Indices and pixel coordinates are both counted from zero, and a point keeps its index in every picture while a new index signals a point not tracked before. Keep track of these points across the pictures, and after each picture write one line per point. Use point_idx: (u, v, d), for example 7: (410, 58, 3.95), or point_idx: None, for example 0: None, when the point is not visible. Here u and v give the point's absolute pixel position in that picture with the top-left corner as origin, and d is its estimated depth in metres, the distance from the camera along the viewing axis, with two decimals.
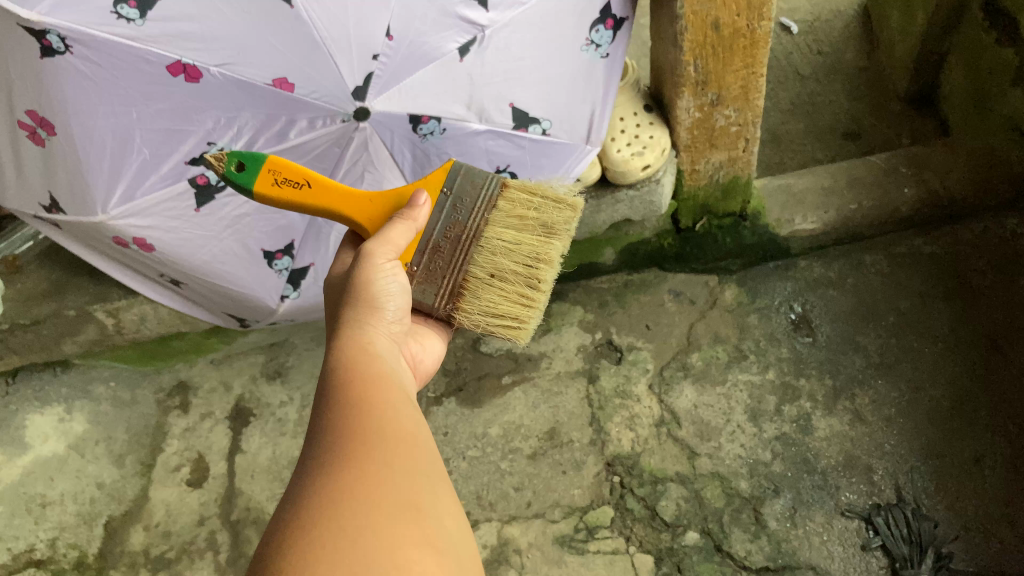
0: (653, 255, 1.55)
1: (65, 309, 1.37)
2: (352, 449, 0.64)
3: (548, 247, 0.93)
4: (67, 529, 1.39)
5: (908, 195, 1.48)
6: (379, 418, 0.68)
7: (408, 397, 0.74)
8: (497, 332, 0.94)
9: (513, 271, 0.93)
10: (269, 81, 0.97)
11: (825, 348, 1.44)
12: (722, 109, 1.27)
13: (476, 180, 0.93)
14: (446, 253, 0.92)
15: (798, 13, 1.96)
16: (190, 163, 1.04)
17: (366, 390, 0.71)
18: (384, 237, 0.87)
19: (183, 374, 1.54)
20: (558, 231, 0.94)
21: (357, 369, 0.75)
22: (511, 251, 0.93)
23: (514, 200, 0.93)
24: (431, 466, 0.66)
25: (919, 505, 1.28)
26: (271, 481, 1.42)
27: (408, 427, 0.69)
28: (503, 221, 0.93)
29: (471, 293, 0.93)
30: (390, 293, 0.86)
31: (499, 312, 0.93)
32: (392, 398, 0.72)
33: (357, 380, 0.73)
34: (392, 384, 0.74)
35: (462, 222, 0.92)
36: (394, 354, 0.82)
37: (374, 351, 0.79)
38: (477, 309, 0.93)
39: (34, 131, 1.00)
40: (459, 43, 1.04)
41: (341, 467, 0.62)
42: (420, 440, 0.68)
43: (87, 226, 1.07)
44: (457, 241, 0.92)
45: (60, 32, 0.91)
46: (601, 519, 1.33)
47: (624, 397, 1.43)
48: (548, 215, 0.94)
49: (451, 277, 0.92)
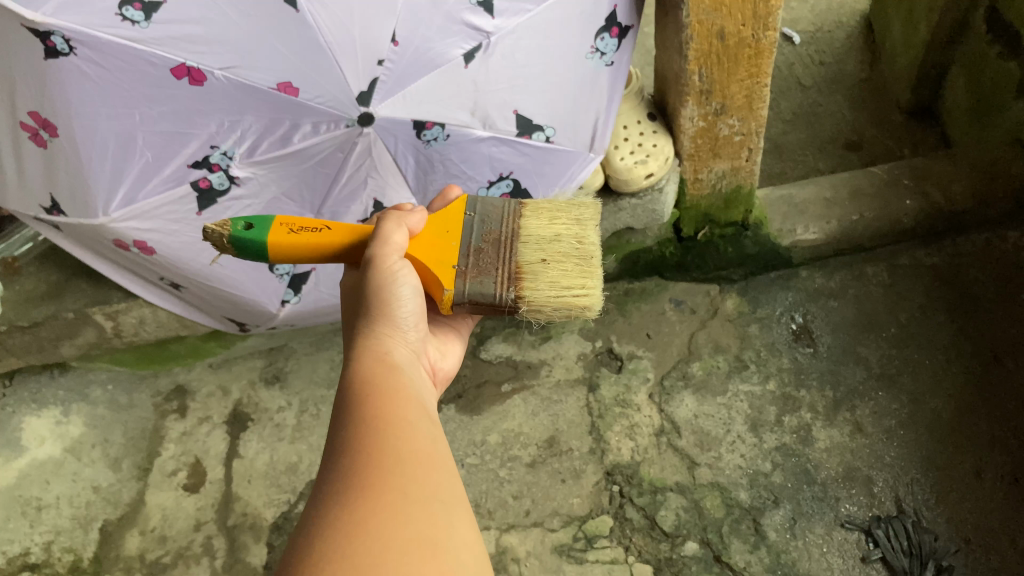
0: (654, 263, 1.54)
1: (63, 312, 1.36)
2: (368, 477, 0.63)
3: (587, 234, 0.94)
4: (63, 533, 1.38)
5: (908, 206, 1.48)
6: (396, 440, 0.67)
7: (426, 413, 0.73)
8: (570, 307, 0.90)
9: (564, 255, 0.92)
10: (273, 85, 0.97)
11: (826, 359, 1.43)
12: (725, 118, 1.27)
13: (495, 202, 0.94)
14: (490, 252, 0.90)
15: (800, 24, 1.97)
16: (192, 167, 1.03)
17: (382, 410, 0.70)
18: (384, 239, 0.84)
19: (181, 378, 1.54)
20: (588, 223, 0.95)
21: (373, 387, 0.74)
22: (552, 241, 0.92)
23: (537, 207, 0.95)
24: (448, 492, 0.65)
25: (919, 517, 1.27)
26: (268, 486, 1.41)
27: (425, 448, 0.68)
28: (535, 223, 0.93)
29: (530, 277, 0.89)
30: (403, 298, 0.83)
31: (564, 287, 0.90)
32: (409, 417, 0.71)
33: (372, 399, 0.72)
34: (408, 400, 0.73)
35: (497, 228, 0.92)
36: (412, 364, 0.80)
37: (391, 364, 0.78)
38: (543, 285, 0.89)
39: (36, 133, 0.99)
40: (464, 50, 1.03)
41: (357, 498, 0.61)
42: (437, 463, 0.67)
43: (88, 229, 1.06)
44: (497, 242, 0.91)
45: (64, 34, 0.91)
46: (600, 528, 1.32)
47: (624, 406, 1.43)
48: (575, 211, 0.95)
49: (504, 266, 0.89)
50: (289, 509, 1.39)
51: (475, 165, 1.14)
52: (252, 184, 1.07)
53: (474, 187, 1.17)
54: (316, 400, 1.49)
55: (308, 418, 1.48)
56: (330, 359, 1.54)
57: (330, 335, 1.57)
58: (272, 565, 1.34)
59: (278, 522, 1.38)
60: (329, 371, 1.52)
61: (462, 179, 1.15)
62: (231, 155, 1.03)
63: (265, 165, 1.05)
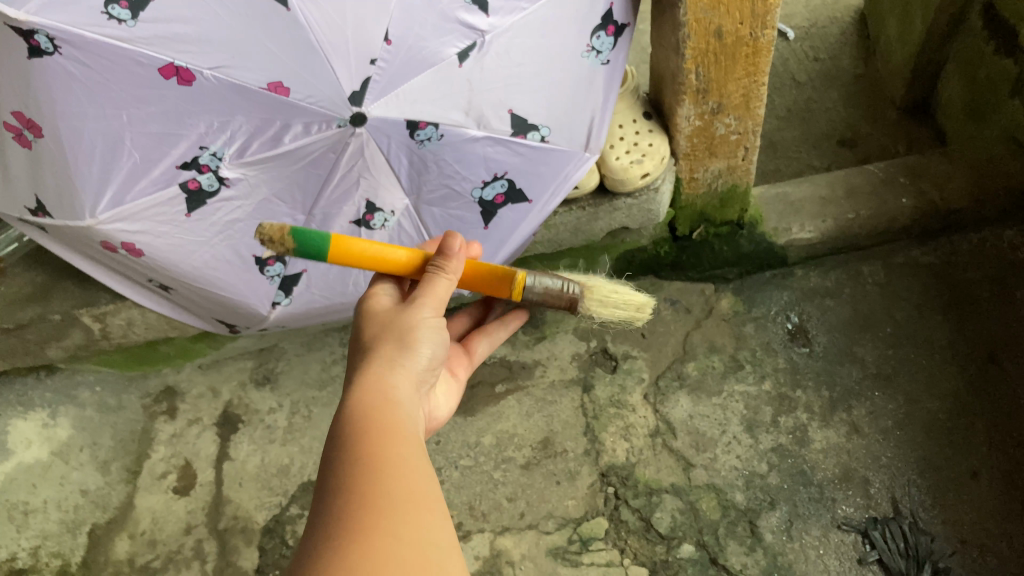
0: (649, 262, 1.53)
1: (50, 314, 1.34)
2: (359, 519, 0.61)
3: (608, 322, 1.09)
4: (51, 537, 1.36)
5: (905, 205, 1.47)
6: (390, 479, 0.65)
7: (420, 450, 0.72)
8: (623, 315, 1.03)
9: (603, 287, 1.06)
10: (264, 85, 0.95)
11: (822, 359, 1.42)
12: (722, 117, 1.25)
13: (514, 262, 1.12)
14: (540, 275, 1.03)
15: (795, 19, 1.96)
16: (181, 168, 1.01)
17: (377, 447, 0.69)
18: (427, 291, 0.86)
19: (170, 379, 1.52)
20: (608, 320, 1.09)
21: (370, 422, 0.72)
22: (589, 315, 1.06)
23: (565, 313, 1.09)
24: (440, 534, 0.63)
25: (915, 519, 1.26)
26: (259, 489, 1.39)
27: (418, 488, 0.66)
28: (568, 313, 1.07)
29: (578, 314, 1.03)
30: (422, 331, 0.84)
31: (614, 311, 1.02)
32: (403, 454, 0.69)
33: (367, 437, 0.70)
34: (404, 439, 0.72)
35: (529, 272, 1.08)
36: (415, 405, 0.79)
37: (394, 398, 0.77)
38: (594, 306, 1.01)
39: (20, 133, 0.97)
40: (458, 49, 1.02)
41: (348, 540, 0.60)
42: (430, 502, 0.65)
43: (75, 230, 1.04)
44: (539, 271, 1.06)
45: (48, 32, 0.89)
46: (595, 530, 1.31)
47: (619, 407, 1.42)
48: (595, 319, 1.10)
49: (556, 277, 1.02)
50: (280, 512, 1.37)
51: (470, 166, 1.11)
52: (242, 186, 1.04)
53: (467, 188, 1.14)
54: (308, 401, 1.48)
55: (300, 420, 1.46)
56: (321, 359, 1.52)
57: (321, 335, 1.55)
58: (264, 569, 1.32)
59: (269, 525, 1.36)
60: (321, 372, 1.51)
61: (455, 180, 1.12)
62: (221, 156, 1.01)
63: (255, 166, 1.03)
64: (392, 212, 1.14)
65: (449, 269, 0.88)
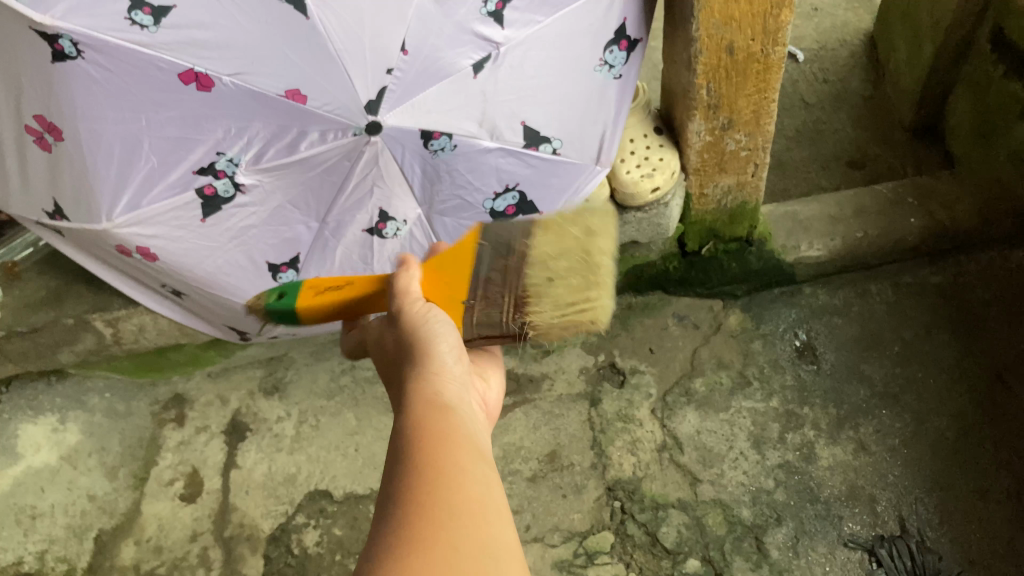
0: (657, 278, 1.53)
1: (63, 318, 1.35)
2: (418, 528, 0.57)
3: (597, 242, 0.83)
4: (57, 542, 1.37)
5: (913, 225, 1.47)
6: (448, 490, 0.60)
7: (480, 453, 0.66)
8: (576, 324, 0.81)
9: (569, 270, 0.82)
10: (282, 92, 0.96)
11: (830, 376, 1.42)
12: (732, 134, 1.27)
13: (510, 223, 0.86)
14: (497, 278, 0.83)
15: (804, 41, 1.97)
16: (198, 173, 1.02)
17: (431, 456, 0.63)
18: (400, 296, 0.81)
19: (179, 387, 1.52)
20: (599, 230, 0.84)
21: (419, 430, 0.66)
22: (558, 232, 0.84)
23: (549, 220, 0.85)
24: (501, 545, 0.58)
25: (923, 537, 1.26)
26: (266, 498, 1.40)
27: (479, 494, 0.61)
28: (543, 237, 0.84)
29: (535, 300, 0.82)
30: (436, 331, 0.77)
31: (569, 305, 0.81)
32: (459, 460, 0.64)
33: (418, 445, 0.64)
34: (459, 440, 0.66)
35: (507, 256, 0.84)
36: (465, 397, 0.72)
37: (443, 400, 0.70)
38: (547, 308, 0.81)
39: (41, 136, 0.99)
40: (473, 60, 1.03)
41: (404, 551, 0.55)
42: (492, 510, 0.60)
43: (91, 234, 1.05)
44: (507, 268, 0.84)
45: (73, 37, 0.90)
46: (601, 544, 1.31)
47: (627, 421, 1.42)
48: (584, 218, 0.85)
49: (508, 294, 0.83)
50: (286, 521, 1.37)
51: (481, 176, 1.13)
52: (258, 192, 1.06)
53: (479, 199, 1.16)
54: (316, 411, 1.48)
55: (307, 429, 1.46)
56: (329, 369, 1.53)
57: (329, 345, 1.56)
58: None
59: (275, 534, 1.36)
60: (329, 382, 1.51)
61: (468, 190, 1.14)
62: (237, 162, 1.03)
63: (271, 172, 1.05)
64: (404, 221, 1.16)
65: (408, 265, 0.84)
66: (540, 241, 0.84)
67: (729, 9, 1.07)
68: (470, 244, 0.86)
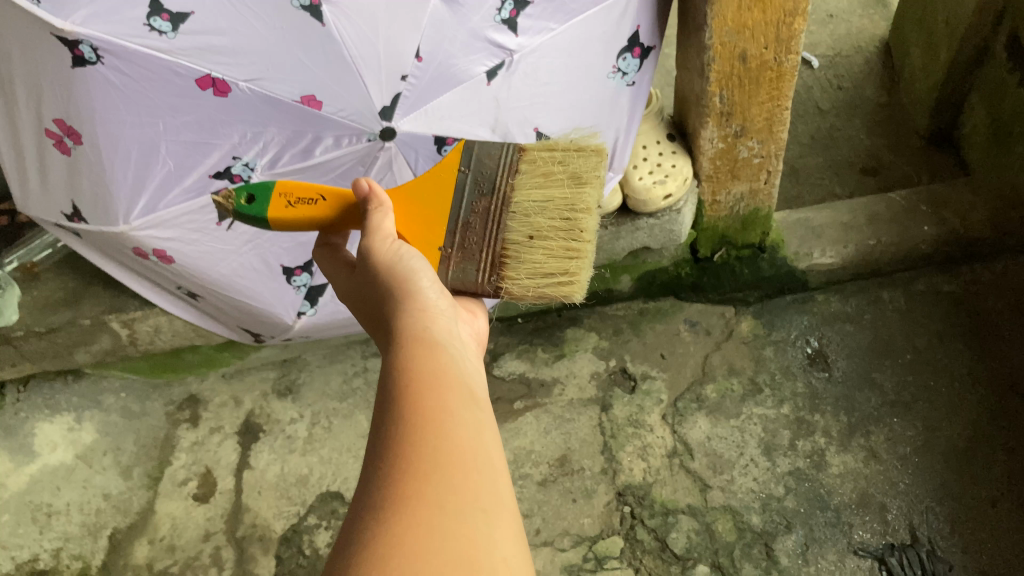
0: (670, 284, 1.54)
1: (80, 318, 1.37)
2: (406, 486, 0.59)
3: (583, 194, 0.86)
4: (72, 540, 1.38)
5: (927, 233, 1.47)
6: (437, 443, 0.62)
7: (469, 393, 0.68)
8: (549, 295, 0.86)
9: (550, 230, 0.85)
10: (297, 98, 0.97)
11: (841, 384, 1.42)
12: (745, 141, 1.27)
13: (492, 153, 0.87)
14: (477, 227, 0.86)
15: (819, 47, 1.97)
16: (214, 177, 1.04)
17: (420, 401, 0.65)
18: (375, 236, 0.81)
19: (193, 388, 1.54)
20: (587, 179, 0.86)
21: (411, 372, 0.68)
22: (543, 178, 0.86)
23: (535, 161, 0.86)
24: (489, 495, 0.61)
25: (933, 546, 1.26)
26: (278, 498, 1.41)
27: (466, 444, 0.63)
28: (528, 184, 0.86)
29: (513, 261, 0.85)
30: (416, 269, 0.80)
31: (545, 272, 0.86)
32: (449, 405, 0.65)
33: (411, 389, 0.66)
34: (448, 383, 0.68)
35: (486, 196, 0.86)
36: (455, 336, 0.75)
37: (430, 340, 0.72)
38: (523, 274, 0.85)
39: (60, 140, 1.00)
40: (487, 67, 1.03)
41: (394, 512, 0.57)
42: (480, 460, 0.62)
43: (108, 236, 1.08)
44: (486, 213, 0.85)
45: (93, 43, 0.91)
46: (611, 549, 1.31)
47: (637, 426, 1.42)
48: (573, 164, 0.86)
49: (488, 249, 0.85)
50: (298, 522, 1.38)
51: None
52: None
53: None
54: (328, 413, 1.49)
55: (320, 431, 1.47)
56: (342, 372, 1.54)
57: (342, 347, 1.56)
58: None
59: (287, 534, 1.37)
60: (342, 384, 1.52)
61: None
62: (253, 166, 1.03)
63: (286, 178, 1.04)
64: None
65: (381, 200, 0.83)
66: (525, 187, 0.86)
67: (743, 17, 1.08)
68: (452, 174, 0.86)
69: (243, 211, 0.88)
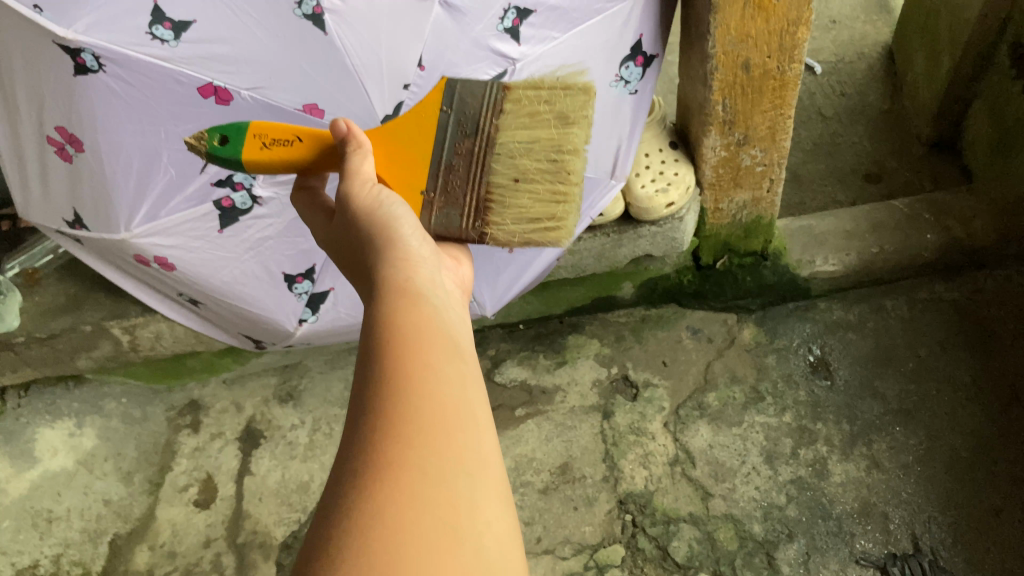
0: (672, 291, 1.54)
1: (81, 324, 1.37)
2: (386, 447, 0.56)
3: (572, 134, 0.83)
4: (73, 546, 1.38)
5: (930, 240, 1.47)
6: (419, 400, 0.59)
7: (453, 347, 0.65)
8: (535, 240, 0.86)
9: (537, 174, 0.83)
10: (299, 107, 0.96)
11: (843, 392, 1.42)
12: (748, 149, 1.26)
13: (475, 91, 0.82)
14: (461, 170, 0.82)
15: (822, 54, 1.97)
16: (215, 185, 1.04)
17: (402, 356, 0.62)
18: (357, 182, 0.79)
19: (195, 394, 1.54)
20: (575, 119, 0.83)
21: (393, 325, 0.65)
22: (530, 119, 0.82)
23: (521, 99, 0.82)
24: (473, 455, 0.58)
25: (935, 556, 1.25)
26: (279, 505, 1.41)
27: (449, 401, 0.60)
28: (514, 125, 0.82)
29: (499, 205, 0.84)
30: (398, 217, 0.77)
31: (530, 217, 0.85)
32: (431, 359, 0.63)
33: (393, 342, 0.64)
34: (431, 337, 0.65)
35: (469, 137, 0.82)
36: (439, 284, 0.72)
37: (413, 291, 0.70)
38: (509, 219, 0.84)
39: (62, 148, 1.00)
40: (490, 76, 1.03)
41: (374, 475, 0.55)
42: (464, 418, 0.60)
43: (110, 243, 1.08)
44: (471, 155, 0.82)
45: (94, 51, 0.90)
46: (612, 557, 1.31)
47: (639, 434, 1.42)
48: (560, 104, 0.82)
49: (472, 193, 0.83)
50: (298, 529, 1.38)
51: None
52: (275, 204, 1.08)
53: None
54: (329, 419, 1.49)
55: (321, 438, 1.47)
56: (343, 378, 1.54)
57: (344, 353, 1.57)
58: None
59: (288, 541, 1.37)
60: (343, 391, 1.52)
61: None
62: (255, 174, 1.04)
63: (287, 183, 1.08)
64: None
65: (360, 142, 0.80)
66: (510, 129, 0.82)
67: (746, 26, 1.08)
68: (433, 113, 0.82)
69: (215, 153, 0.85)
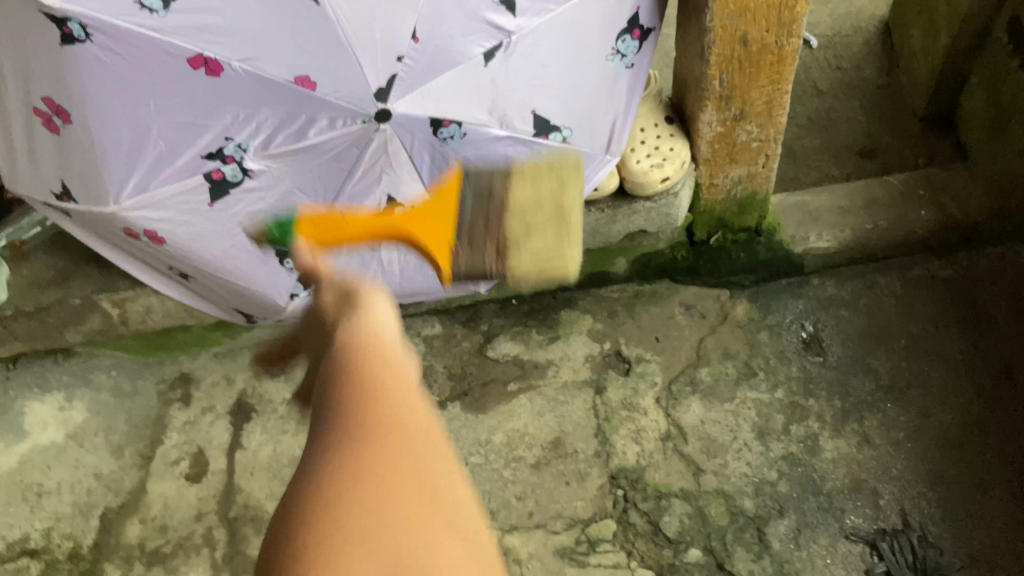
0: (665, 266, 1.53)
1: (70, 298, 1.36)
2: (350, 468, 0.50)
3: (569, 190, 0.90)
4: (63, 519, 1.38)
5: (924, 217, 1.48)
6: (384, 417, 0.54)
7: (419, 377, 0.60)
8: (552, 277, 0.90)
9: (545, 219, 0.89)
10: (291, 79, 0.96)
11: (836, 369, 1.42)
12: (744, 124, 1.26)
13: (486, 171, 0.91)
14: (480, 232, 0.90)
15: (819, 27, 1.95)
16: (206, 158, 1.02)
17: (362, 381, 0.57)
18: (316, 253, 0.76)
19: (185, 366, 1.52)
20: (571, 176, 0.91)
21: (353, 354, 0.60)
22: (534, 184, 0.90)
23: (525, 170, 0.91)
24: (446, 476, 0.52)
25: (925, 532, 1.26)
26: (270, 479, 1.40)
27: (418, 420, 0.55)
28: (520, 187, 0.90)
29: (517, 253, 0.89)
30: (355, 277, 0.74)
31: (546, 259, 0.89)
32: (395, 381, 0.58)
33: (353, 367, 0.58)
34: (393, 362, 0.60)
35: (486, 200, 0.90)
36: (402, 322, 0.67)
37: (375, 324, 0.65)
38: (528, 265, 0.89)
39: (49, 119, 0.98)
40: (484, 48, 1.01)
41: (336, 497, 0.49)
42: (434, 437, 0.55)
43: (98, 218, 1.05)
44: (488, 217, 0.89)
45: (82, 20, 0.89)
46: (603, 532, 1.31)
47: (631, 409, 1.42)
48: (557, 168, 0.91)
49: (490, 241, 0.89)
50: None
51: None
52: (267, 178, 1.06)
53: None
54: None
55: None
56: None
57: None
58: None
59: None
60: None
61: None
62: (246, 147, 1.02)
63: (279, 158, 1.04)
64: None
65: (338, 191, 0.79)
66: (518, 191, 0.90)
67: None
68: (453, 192, 0.91)
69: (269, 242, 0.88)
